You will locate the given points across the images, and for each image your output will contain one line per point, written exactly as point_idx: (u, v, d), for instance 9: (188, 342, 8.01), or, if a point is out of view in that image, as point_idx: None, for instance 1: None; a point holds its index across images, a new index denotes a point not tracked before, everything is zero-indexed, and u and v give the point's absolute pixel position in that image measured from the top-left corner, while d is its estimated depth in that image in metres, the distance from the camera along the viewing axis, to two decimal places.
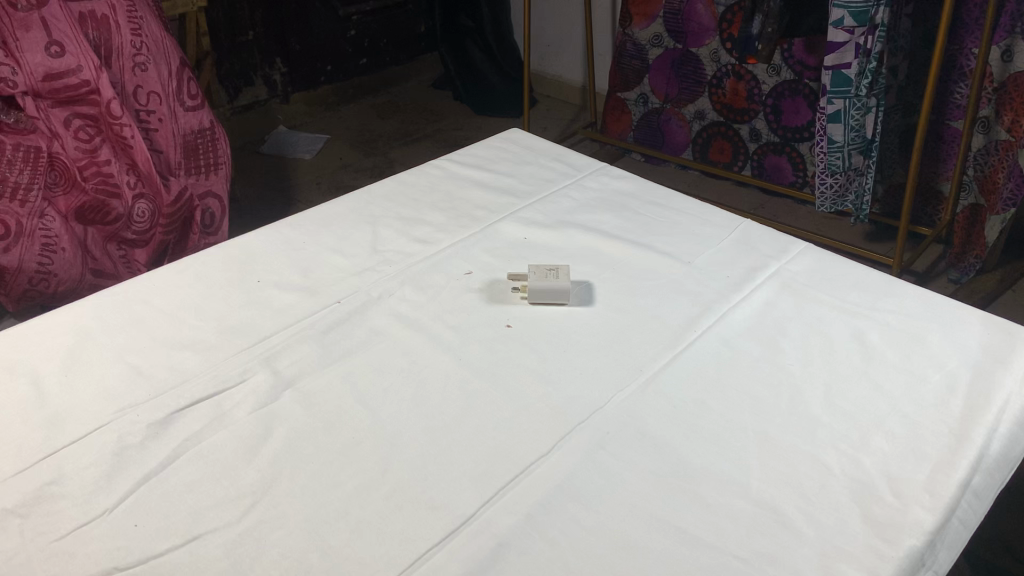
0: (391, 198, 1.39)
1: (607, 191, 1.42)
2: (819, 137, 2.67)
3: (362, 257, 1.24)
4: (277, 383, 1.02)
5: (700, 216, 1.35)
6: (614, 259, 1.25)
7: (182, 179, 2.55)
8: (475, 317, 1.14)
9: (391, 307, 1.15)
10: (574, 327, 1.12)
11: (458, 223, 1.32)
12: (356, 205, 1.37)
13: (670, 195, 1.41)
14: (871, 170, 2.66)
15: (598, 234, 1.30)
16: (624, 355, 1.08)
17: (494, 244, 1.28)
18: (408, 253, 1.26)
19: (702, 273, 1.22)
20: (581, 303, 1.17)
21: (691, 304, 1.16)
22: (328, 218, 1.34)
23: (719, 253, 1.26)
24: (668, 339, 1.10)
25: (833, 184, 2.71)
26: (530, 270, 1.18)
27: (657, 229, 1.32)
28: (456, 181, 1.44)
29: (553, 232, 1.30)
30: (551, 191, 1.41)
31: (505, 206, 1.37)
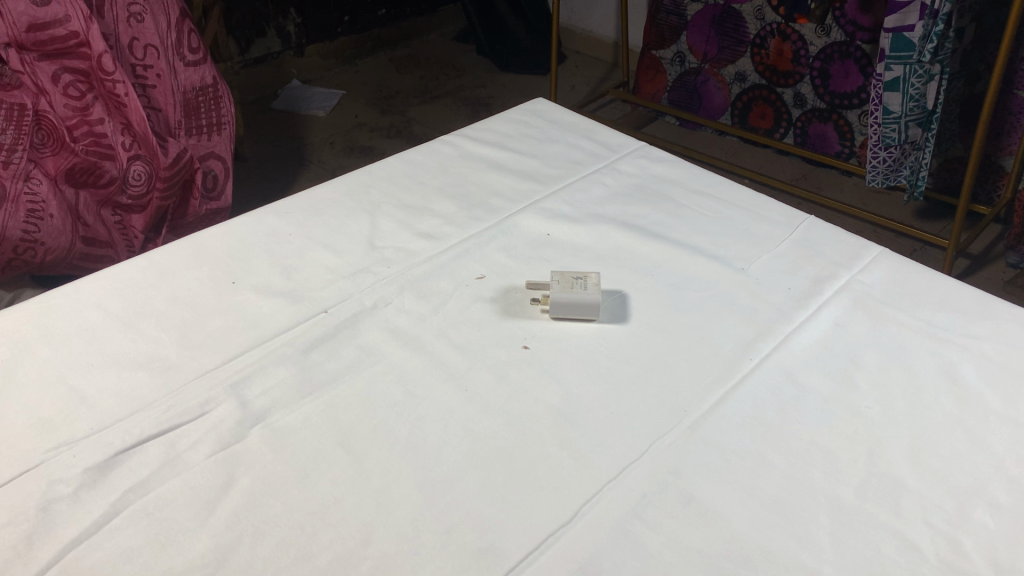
0: (394, 181, 1.20)
1: (646, 177, 1.22)
2: (874, 106, 2.43)
3: (357, 255, 1.06)
4: (244, 418, 0.85)
5: (754, 211, 1.16)
6: (654, 264, 1.06)
7: (182, 140, 2.38)
8: (487, 335, 0.95)
9: (387, 319, 0.97)
10: (605, 350, 0.94)
11: (472, 213, 1.14)
12: (354, 189, 1.18)
13: (719, 184, 1.21)
14: (931, 144, 2.42)
15: (635, 232, 1.11)
16: (664, 389, 0.89)
17: (513, 242, 1.09)
18: (412, 250, 1.07)
19: (758, 284, 1.03)
20: (614, 320, 0.98)
21: (746, 325, 0.97)
22: (320, 205, 1.15)
23: (778, 259, 1.07)
24: (718, 369, 0.91)
25: (887, 158, 2.47)
26: (554, 280, 0.99)
27: (704, 226, 1.13)
28: (471, 162, 1.25)
29: (581, 228, 1.11)
30: (581, 176, 1.22)
31: (527, 193, 1.18)
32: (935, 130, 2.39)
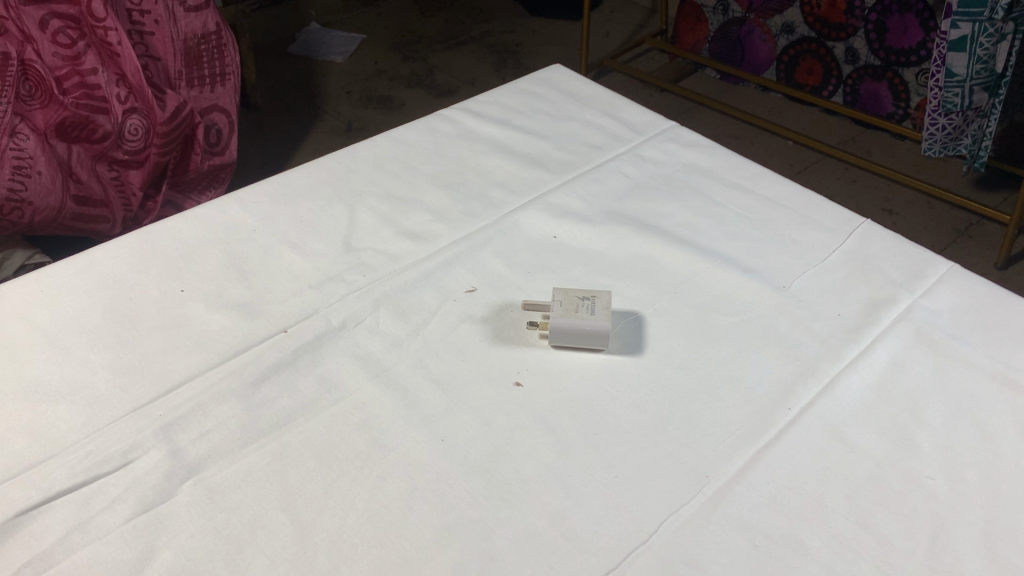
0: (382, 166, 1.04)
1: (675, 166, 1.05)
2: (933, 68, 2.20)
3: (330, 259, 0.91)
4: (175, 472, 0.71)
5: (799, 211, 0.98)
6: (678, 278, 0.89)
7: (183, 93, 2.23)
8: (474, 365, 0.80)
9: (357, 343, 0.82)
10: (613, 390, 0.78)
11: (467, 209, 0.98)
12: (334, 175, 1.03)
13: (759, 177, 1.04)
14: (997, 111, 2.19)
15: (658, 236, 0.94)
16: (681, 446, 0.74)
17: (512, 245, 0.93)
18: (393, 253, 0.92)
19: (801, 309, 0.86)
20: (626, 350, 0.82)
21: (785, 363, 0.81)
22: (293, 195, 1.00)
23: (827, 277, 0.90)
24: (748, 420, 0.76)
25: (947, 125, 2.25)
26: (557, 300, 0.82)
27: (739, 230, 0.95)
28: (471, 142, 1.08)
29: (594, 230, 0.95)
30: (597, 163, 1.05)
31: (533, 184, 1.01)
32: (1003, 94, 2.16)
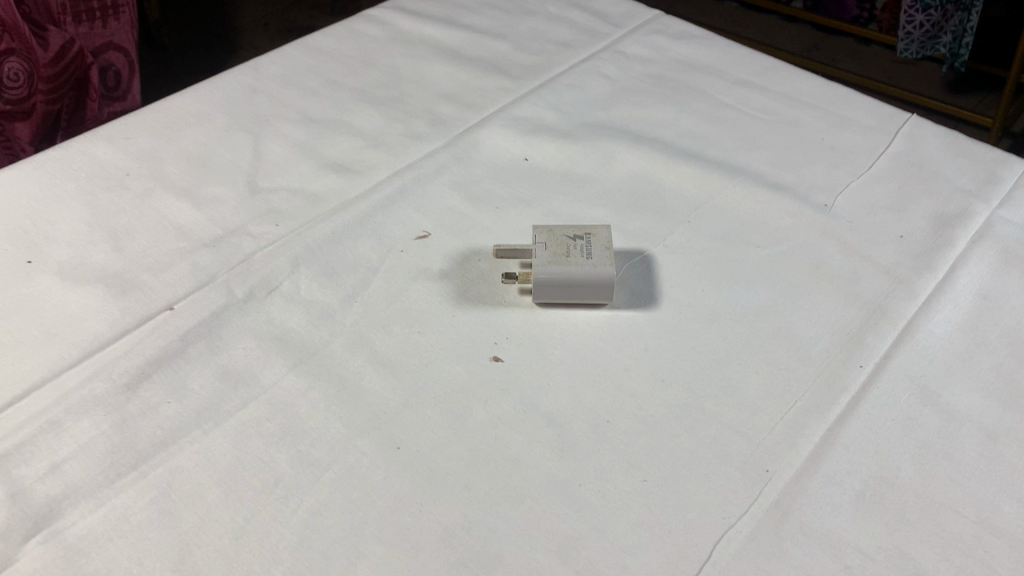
0: (294, 84, 0.81)
1: (666, 63, 0.83)
2: None
3: (232, 208, 0.68)
4: (16, 525, 0.49)
5: (828, 110, 0.78)
6: (690, 202, 0.69)
7: (111, 25, 1.69)
8: (434, 337, 0.59)
9: (271, 319, 0.60)
10: (626, 357, 0.58)
11: (408, 131, 0.75)
12: (233, 98, 0.79)
13: (772, 69, 0.83)
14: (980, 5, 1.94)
15: (658, 150, 0.73)
16: (729, 430, 0.54)
17: (472, 175, 0.71)
18: (316, 193, 0.69)
19: (852, 233, 0.66)
20: (635, 301, 0.61)
21: (844, 305, 0.61)
22: (179, 125, 0.76)
23: (878, 189, 0.70)
24: (809, 388, 0.56)
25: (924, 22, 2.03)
26: (540, 243, 0.61)
27: (758, 136, 0.75)
28: (407, 48, 0.85)
29: (575, 149, 0.73)
30: (569, 64, 0.83)
31: (491, 94, 0.79)
32: None
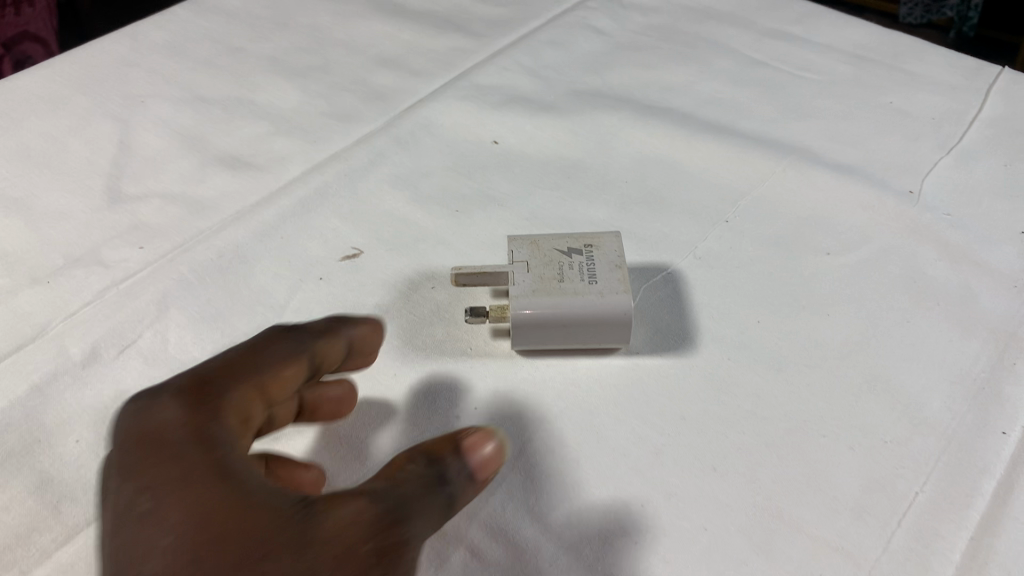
0: (182, 54, 0.61)
1: (672, 13, 0.64)
2: None
3: (82, 224, 0.48)
4: None
5: (892, 62, 0.59)
6: (724, 194, 0.50)
7: (25, 9, 0.98)
8: (366, 415, 0.39)
9: (124, 394, 0.40)
10: (654, 434, 0.38)
11: (334, 109, 0.55)
12: (100, 74, 0.59)
13: (811, 15, 0.63)
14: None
15: (673, 124, 0.54)
16: (820, 551, 0.34)
17: (421, 166, 0.52)
18: (202, 201, 0.49)
19: (955, 226, 0.47)
20: (661, 345, 0.42)
21: (961, 336, 0.42)
22: (18, 111, 0.55)
23: (978, 164, 0.51)
24: (933, 472, 0.37)
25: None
26: (520, 261, 0.42)
27: (806, 100, 0.56)
28: (334, 3, 0.65)
29: (560, 126, 0.54)
30: (546, 16, 0.63)
31: (447, 58, 0.59)
32: None
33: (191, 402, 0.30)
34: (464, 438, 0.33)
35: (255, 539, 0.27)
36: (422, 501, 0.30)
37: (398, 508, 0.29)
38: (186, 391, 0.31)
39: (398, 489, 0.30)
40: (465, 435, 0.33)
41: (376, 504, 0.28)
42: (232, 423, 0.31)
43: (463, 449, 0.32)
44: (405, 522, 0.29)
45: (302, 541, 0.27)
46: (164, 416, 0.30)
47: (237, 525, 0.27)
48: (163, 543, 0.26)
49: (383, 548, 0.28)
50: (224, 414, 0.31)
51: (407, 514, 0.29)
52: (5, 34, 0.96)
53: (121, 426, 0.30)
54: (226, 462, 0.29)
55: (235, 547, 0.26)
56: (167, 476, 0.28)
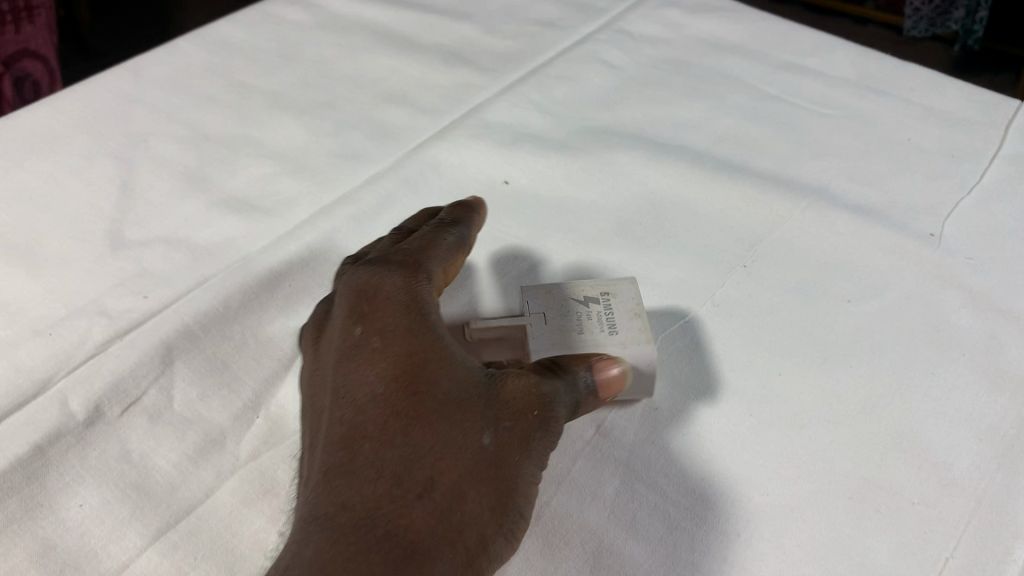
0: (186, 90, 0.60)
1: (683, 44, 0.63)
2: None
3: (83, 271, 0.47)
4: None
5: (908, 96, 0.58)
6: (740, 238, 0.48)
7: (25, 26, 0.99)
8: None
9: (128, 454, 0.39)
10: (673, 496, 0.37)
11: (341, 148, 0.54)
12: (102, 111, 0.58)
13: (824, 46, 0.62)
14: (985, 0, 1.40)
15: (686, 163, 0.53)
16: None
17: (430, 208, 0.51)
18: (207, 247, 0.48)
19: (978, 271, 0.46)
20: (680, 399, 0.41)
21: (987, 389, 0.41)
22: (19, 151, 0.54)
23: (999, 204, 0.50)
24: (964, 537, 0.36)
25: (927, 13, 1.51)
26: (535, 312, 0.41)
27: (822, 137, 0.55)
28: (339, 36, 0.64)
29: (572, 165, 0.53)
30: (555, 50, 0.62)
31: (455, 95, 0.58)
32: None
33: (402, 275, 0.37)
34: (595, 359, 0.37)
35: (453, 388, 0.33)
36: (565, 394, 0.35)
37: (552, 392, 0.34)
38: (395, 269, 0.37)
39: (551, 381, 0.35)
40: (597, 358, 0.37)
41: (540, 383, 0.34)
42: (433, 298, 0.37)
43: (595, 371, 0.36)
44: (558, 401, 0.34)
45: (485, 398, 0.33)
46: (387, 279, 0.36)
47: (440, 374, 0.33)
48: (385, 378, 0.33)
49: (543, 416, 0.33)
50: (428, 291, 0.37)
51: (558, 396, 0.34)
52: (5, 49, 0.96)
53: (345, 288, 0.37)
54: (432, 325, 0.35)
55: (439, 392, 0.32)
56: (390, 330, 0.34)
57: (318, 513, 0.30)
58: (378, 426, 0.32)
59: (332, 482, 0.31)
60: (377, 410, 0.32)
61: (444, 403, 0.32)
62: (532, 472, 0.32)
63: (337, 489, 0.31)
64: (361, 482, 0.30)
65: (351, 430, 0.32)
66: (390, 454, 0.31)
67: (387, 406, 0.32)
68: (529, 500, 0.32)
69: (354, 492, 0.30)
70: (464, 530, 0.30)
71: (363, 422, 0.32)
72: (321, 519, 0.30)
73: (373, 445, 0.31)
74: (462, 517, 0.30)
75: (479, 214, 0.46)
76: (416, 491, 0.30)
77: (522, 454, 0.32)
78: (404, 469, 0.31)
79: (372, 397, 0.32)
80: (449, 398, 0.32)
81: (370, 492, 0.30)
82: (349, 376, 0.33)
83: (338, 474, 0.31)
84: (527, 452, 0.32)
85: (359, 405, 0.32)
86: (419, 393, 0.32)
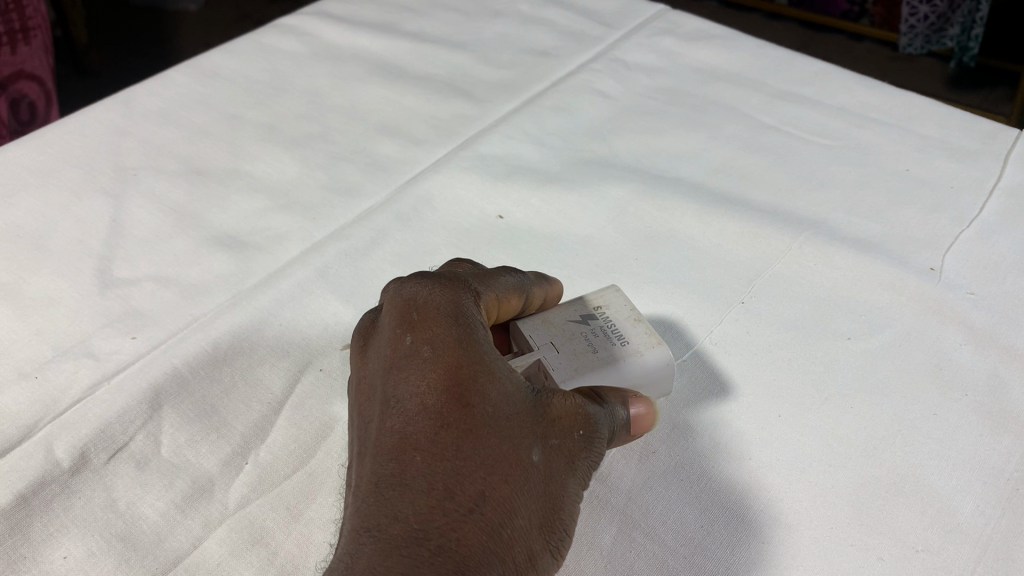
0: (177, 122, 0.59)
1: (679, 73, 0.63)
2: None
3: (71, 311, 0.46)
4: None
5: (907, 126, 0.57)
6: (738, 273, 0.48)
7: (22, 48, 0.99)
8: None
9: (115, 502, 0.38)
10: (673, 546, 0.36)
11: (334, 183, 0.54)
12: (92, 144, 0.57)
13: (822, 74, 0.62)
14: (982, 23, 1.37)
15: (681, 196, 0.52)
16: None
17: (423, 243, 0.50)
18: (198, 285, 0.48)
19: (979, 308, 0.45)
20: (677, 445, 0.40)
21: (991, 431, 0.40)
22: (8, 187, 0.54)
23: (1000, 238, 0.49)
24: None
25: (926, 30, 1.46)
26: (544, 344, 0.39)
27: (819, 168, 0.54)
28: (333, 66, 0.64)
29: (566, 198, 0.52)
30: (550, 80, 0.62)
31: (449, 127, 0.58)
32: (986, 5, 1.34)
33: (447, 286, 0.34)
34: (629, 393, 0.35)
35: (505, 401, 0.31)
36: (604, 419, 0.33)
37: (596, 414, 0.33)
38: (440, 281, 0.35)
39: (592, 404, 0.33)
40: (630, 392, 0.35)
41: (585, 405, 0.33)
42: (479, 314, 0.34)
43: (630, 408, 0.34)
44: (602, 421, 0.33)
45: (534, 414, 0.32)
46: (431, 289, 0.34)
47: (492, 386, 0.31)
48: (439, 387, 0.30)
49: (588, 436, 0.32)
50: (474, 305, 0.34)
51: (602, 418, 0.33)
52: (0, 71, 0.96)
53: (391, 292, 0.35)
54: (482, 335, 0.33)
55: (494, 405, 0.30)
56: (442, 337, 0.32)
57: (369, 522, 0.29)
58: (430, 439, 0.29)
59: (381, 492, 0.29)
60: (427, 422, 0.30)
61: (498, 417, 0.30)
62: (576, 490, 0.32)
63: (388, 501, 0.29)
64: (414, 495, 0.29)
65: (401, 438, 0.30)
66: (444, 469, 0.29)
67: (439, 417, 0.30)
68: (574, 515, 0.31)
69: (408, 505, 0.28)
70: (514, 547, 0.29)
71: (413, 432, 0.29)
72: (372, 530, 0.28)
73: (424, 457, 0.29)
74: (512, 535, 0.29)
75: (555, 294, 0.43)
76: (472, 508, 0.29)
77: (567, 473, 0.32)
78: (456, 486, 0.29)
79: (423, 405, 0.30)
80: (502, 412, 0.31)
81: (421, 507, 0.28)
82: (398, 381, 0.31)
83: (388, 485, 0.29)
84: (572, 468, 0.32)
85: (409, 414, 0.30)
86: (473, 405, 0.30)
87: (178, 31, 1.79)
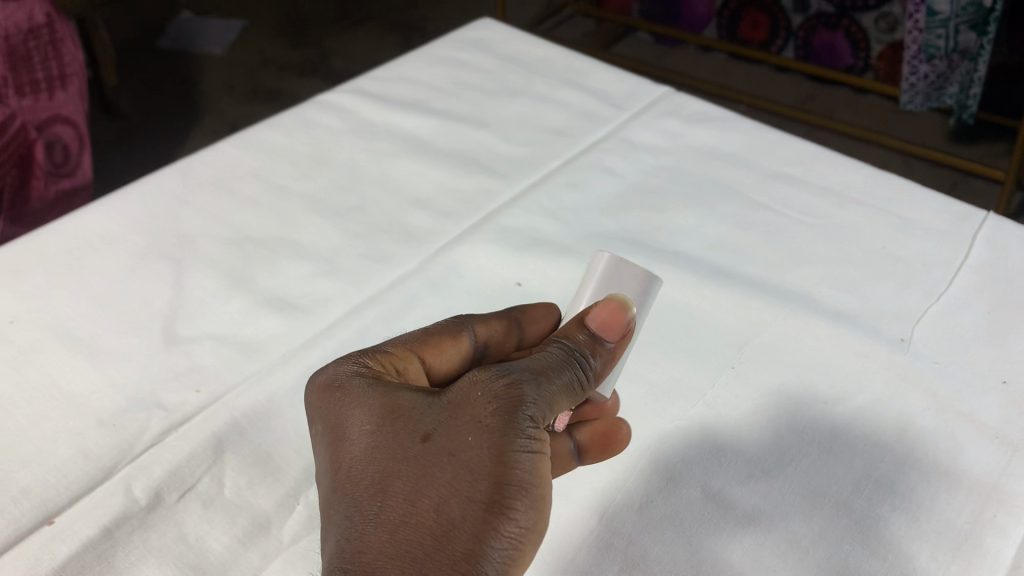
0: (230, 192, 0.66)
1: (680, 153, 0.69)
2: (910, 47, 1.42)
3: (141, 365, 0.53)
4: None
5: (886, 206, 0.64)
6: (730, 341, 0.54)
7: (59, 94, 1.06)
8: None
9: (185, 536, 0.44)
10: None
11: (371, 251, 0.60)
12: (154, 212, 0.64)
13: (810, 156, 0.68)
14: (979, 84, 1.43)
15: (681, 269, 0.59)
16: None
17: (450, 307, 0.56)
18: (253, 343, 0.54)
19: (943, 376, 0.51)
20: (671, 493, 0.46)
21: (947, 488, 0.46)
22: (83, 251, 0.60)
23: (964, 313, 0.55)
24: None
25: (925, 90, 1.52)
26: None
27: (805, 245, 0.61)
28: (369, 141, 0.71)
29: (578, 268, 0.59)
30: (565, 157, 0.69)
31: (473, 201, 0.65)
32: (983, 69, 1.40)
33: (345, 356, 0.44)
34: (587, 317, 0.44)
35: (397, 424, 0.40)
36: (532, 367, 0.41)
37: (496, 372, 0.40)
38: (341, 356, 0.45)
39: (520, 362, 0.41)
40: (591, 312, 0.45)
41: (492, 370, 0.40)
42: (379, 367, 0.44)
43: (590, 324, 0.44)
44: (511, 373, 0.40)
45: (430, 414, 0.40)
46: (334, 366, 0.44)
47: (382, 419, 0.40)
48: (348, 436, 0.40)
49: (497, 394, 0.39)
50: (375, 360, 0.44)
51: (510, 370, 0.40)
52: (38, 116, 1.04)
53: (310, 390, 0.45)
54: (375, 381, 0.42)
55: (392, 429, 0.40)
56: (337, 402, 0.42)
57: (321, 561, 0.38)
58: (341, 483, 0.39)
59: (325, 535, 0.38)
60: (338, 473, 0.40)
61: (388, 439, 0.39)
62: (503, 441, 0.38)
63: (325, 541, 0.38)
64: (336, 527, 0.38)
65: (328, 492, 0.40)
66: (353, 498, 0.38)
67: (347, 462, 0.40)
68: (508, 466, 0.37)
69: (337, 530, 0.38)
70: (430, 522, 0.36)
71: (334, 484, 0.40)
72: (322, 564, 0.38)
73: (340, 496, 0.39)
74: (424, 513, 0.37)
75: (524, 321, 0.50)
76: (382, 511, 0.37)
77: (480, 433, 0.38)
78: (364, 506, 0.38)
79: (342, 457, 0.40)
80: (392, 433, 0.39)
81: (343, 530, 0.37)
82: (323, 453, 0.41)
83: (326, 527, 0.39)
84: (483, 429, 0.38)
85: (332, 471, 0.40)
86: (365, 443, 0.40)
87: (209, 77, 1.87)
